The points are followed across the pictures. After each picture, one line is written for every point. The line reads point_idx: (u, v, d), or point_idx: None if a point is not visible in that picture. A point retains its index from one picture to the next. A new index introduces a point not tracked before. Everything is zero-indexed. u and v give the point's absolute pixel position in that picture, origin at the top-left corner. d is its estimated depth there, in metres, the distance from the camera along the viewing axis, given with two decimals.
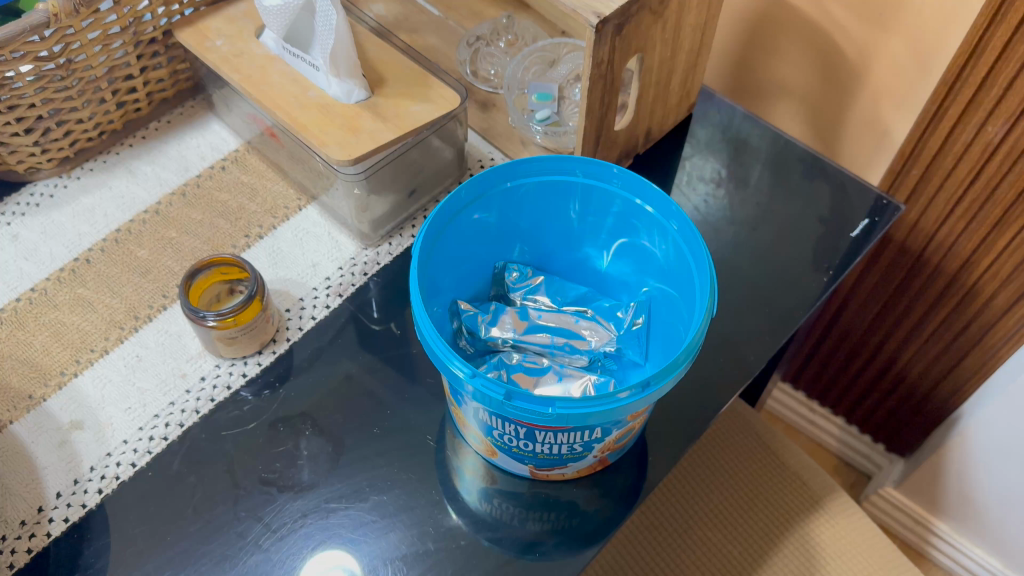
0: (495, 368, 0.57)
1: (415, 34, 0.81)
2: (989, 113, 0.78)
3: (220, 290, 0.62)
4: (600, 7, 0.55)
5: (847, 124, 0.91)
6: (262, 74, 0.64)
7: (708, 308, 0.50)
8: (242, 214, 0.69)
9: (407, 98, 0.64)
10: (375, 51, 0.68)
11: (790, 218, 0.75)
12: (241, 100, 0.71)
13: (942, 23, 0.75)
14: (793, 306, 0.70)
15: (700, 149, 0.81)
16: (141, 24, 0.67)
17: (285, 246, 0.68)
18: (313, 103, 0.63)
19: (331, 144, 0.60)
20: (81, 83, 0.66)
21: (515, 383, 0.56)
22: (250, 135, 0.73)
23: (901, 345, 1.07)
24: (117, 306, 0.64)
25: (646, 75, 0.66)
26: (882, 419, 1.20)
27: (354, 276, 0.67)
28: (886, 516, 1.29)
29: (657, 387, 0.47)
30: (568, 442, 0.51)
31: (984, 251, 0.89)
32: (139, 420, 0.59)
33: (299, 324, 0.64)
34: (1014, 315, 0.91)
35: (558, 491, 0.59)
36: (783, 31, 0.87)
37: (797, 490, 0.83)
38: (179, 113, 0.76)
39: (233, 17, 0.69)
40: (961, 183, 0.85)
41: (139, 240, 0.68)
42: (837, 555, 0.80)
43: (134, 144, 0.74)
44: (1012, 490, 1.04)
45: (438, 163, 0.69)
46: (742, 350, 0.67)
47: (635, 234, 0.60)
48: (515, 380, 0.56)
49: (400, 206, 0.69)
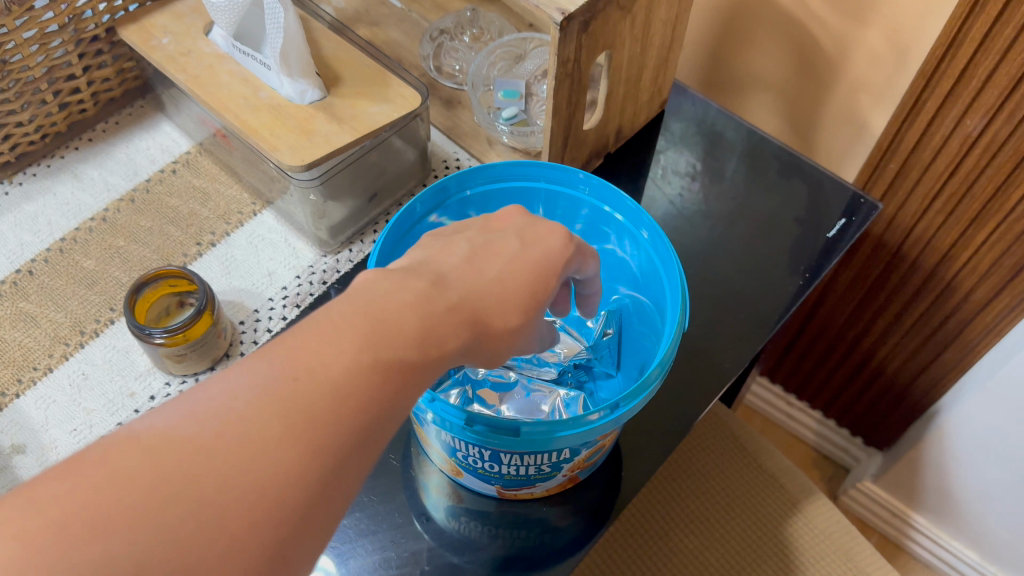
0: (459, 385, 0.53)
1: (377, 27, 0.78)
2: (966, 106, 0.76)
3: (169, 303, 0.60)
4: (563, 2, 0.52)
5: (824, 117, 0.88)
6: (210, 74, 0.61)
7: (679, 322, 0.48)
8: (194, 221, 0.66)
9: (365, 98, 0.61)
10: (331, 47, 0.65)
11: (765, 218, 0.72)
12: (190, 101, 0.68)
13: (919, 15, 0.73)
14: (770, 309, 0.67)
15: (675, 143, 0.79)
16: (81, 22, 0.63)
17: (239, 254, 0.65)
18: (264, 104, 0.59)
19: (283, 148, 0.57)
20: (18, 85, 0.62)
21: (482, 402, 0.53)
22: (202, 137, 0.70)
23: (880, 338, 1.05)
24: (62, 320, 0.61)
25: (615, 72, 0.63)
26: (861, 413, 1.19)
27: (312, 285, 0.63)
28: (865, 510, 1.28)
29: (627, 408, 0.45)
30: (535, 463, 0.49)
31: (963, 245, 0.87)
32: (85, 443, 0.56)
33: (254, 337, 0.61)
34: (993, 309, 0.89)
35: (528, 508, 0.57)
36: (757, 23, 0.84)
37: (775, 494, 0.81)
38: (127, 113, 0.72)
39: (180, 13, 0.65)
40: (940, 177, 0.83)
41: (86, 250, 0.64)
42: (817, 559, 0.78)
43: (80, 147, 0.70)
44: (991, 483, 1.03)
45: (400, 165, 0.66)
46: (717, 356, 0.65)
47: (606, 239, 0.58)
48: (482, 397, 0.53)
49: (360, 211, 0.66)
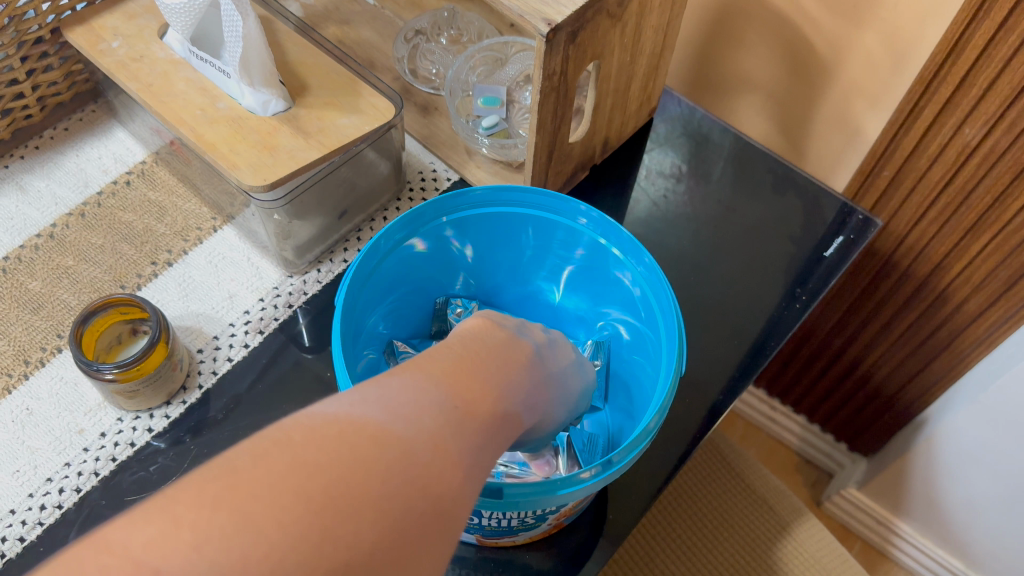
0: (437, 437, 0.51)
1: (347, 26, 0.73)
2: (965, 115, 0.70)
3: (121, 331, 0.55)
4: (550, 12, 0.48)
5: (814, 123, 0.84)
6: (164, 82, 0.56)
7: (677, 366, 0.45)
8: (149, 237, 0.61)
9: (334, 109, 0.57)
10: (296, 52, 0.60)
11: (758, 235, 0.69)
12: (143, 110, 0.63)
13: (919, 20, 0.67)
14: (763, 333, 0.64)
15: (661, 144, 0.75)
16: (22, 22, 0.58)
17: (197, 274, 0.60)
18: (223, 116, 0.55)
19: (244, 166, 0.52)
20: None
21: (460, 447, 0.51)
22: (158, 146, 0.65)
23: (866, 347, 1.01)
24: (4, 348, 0.56)
25: (603, 82, 0.59)
26: (845, 420, 1.16)
27: (277, 309, 0.59)
28: (849, 516, 1.26)
29: (619, 467, 0.42)
30: (517, 517, 0.45)
31: (956, 257, 0.82)
32: (28, 486, 0.51)
33: (213, 367, 0.56)
34: (986, 322, 0.84)
35: (507, 555, 0.53)
36: (747, 21, 0.79)
37: (764, 516, 0.79)
38: (78, 118, 0.68)
39: (133, 14, 0.60)
40: (935, 186, 0.78)
41: (31, 269, 0.59)
42: None
43: (26, 155, 0.65)
44: (979, 496, 1.01)
45: (372, 179, 0.62)
46: (708, 386, 0.61)
47: (595, 267, 0.55)
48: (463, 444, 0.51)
49: (328, 229, 0.61)
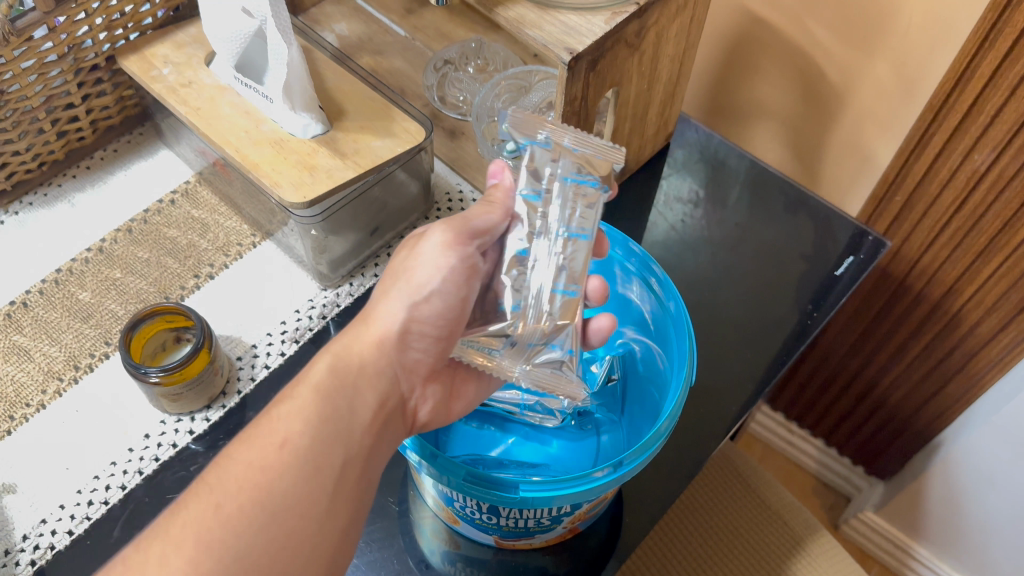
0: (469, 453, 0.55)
1: (380, 56, 0.77)
2: (974, 142, 0.72)
3: (166, 338, 0.58)
4: (572, 42, 0.51)
5: (828, 151, 0.86)
6: (211, 106, 0.60)
7: (687, 374, 0.48)
8: (192, 252, 0.65)
9: (368, 132, 0.60)
10: (334, 79, 0.64)
11: (772, 254, 0.72)
12: (189, 132, 0.67)
13: (927, 49, 0.70)
14: (774, 348, 0.66)
15: (678, 170, 0.78)
16: (81, 51, 0.63)
17: (238, 287, 0.64)
18: (266, 138, 0.59)
19: (285, 184, 0.56)
20: (16, 114, 0.62)
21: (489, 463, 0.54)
22: (201, 167, 0.69)
23: (880, 371, 1.03)
24: (56, 354, 0.60)
25: (622, 108, 0.63)
26: (861, 442, 1.17)
27: (311, 320, 0.62)
28: (865, 539, 1.27)
29: (632, 466, 0.44)
30: (535, 516, 0.48)
31: (967, 280, 0.84)
32: (77, 483, 0.54)
33: (251, 374, 0.60)
34: (999, 345, 0.85)
35: (525, 557, 0.55)
36: (763, 51, 0.82)
37: (780, 532, 0.81)
38: (126, 140, 0.72)
39: (182, 43, 0.65)
40: (945, 212, 0.80)
41: (81, 281, 0.63)
42: None
43: (78, 175, 0.69)
44: (995, 518, 1.01)
45: (402, 198, 0.65)
46: (721, 400, 0.64)
47: (612, 283, 0.58)
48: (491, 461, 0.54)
49: (361, 245, 0.65)
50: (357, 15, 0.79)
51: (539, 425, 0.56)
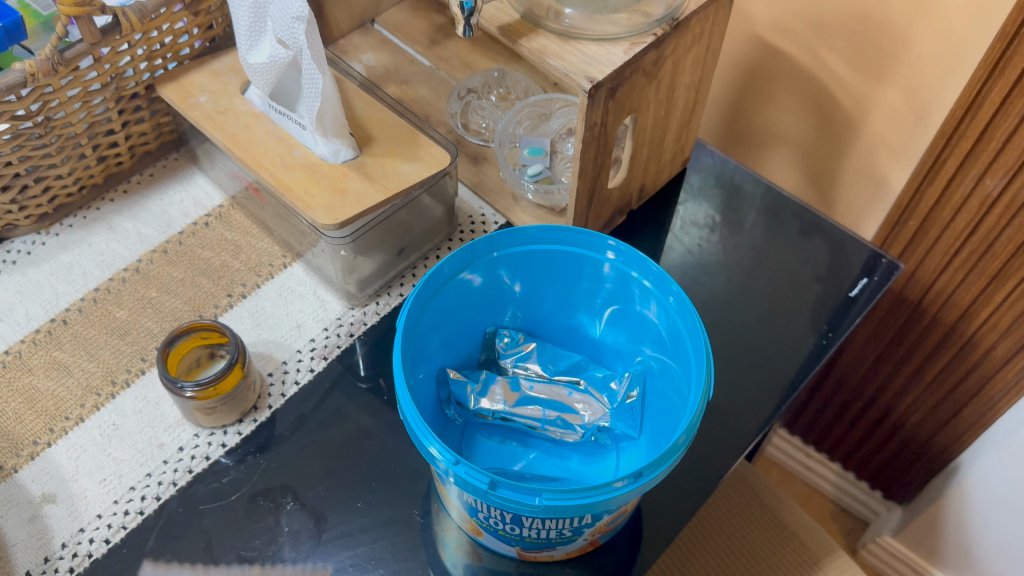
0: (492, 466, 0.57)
1: (406, 85, 0.80)
2: (986, 166, 0.74)
3: (200, 355, 0.61)
4: (593, 71, 0.54)
5: (842, 177, 0.88)
6: (246, 133, 0.63)
7: (704, 390, 0.49)
8: (225, 273, 0.68)
9: (396, 157, 0.63)
10: (363, 107, 0.67)
11: (787, 276, 0.73)
12: (224, 157, 0.69)
13: (937, 77, 0.72)
14: (790, 368, 0.68)
15: (694, 195, 0.80)
16: (123, 79, 0.66)
17: (269, 305, 0.66)
18: (299, 163, 0.61)
19: (317, 207, 0.58)
20: (59, 140, 0.65)
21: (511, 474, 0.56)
22: (234, 190, 0.72)
23: (896, 395, 1.03)
24: (94, 370, 0.62)
25: (640, 134, 0.65)
26: (878, 467, 1.18)
27: (339, 337, 0.65)
28: (883, 564, 1.27)
29: (651, 476, 0.46)
30: (557, 527, 0.49)
31: (982, 304, 0.85)
32: (114, 493, 0.56)
33: (282, 390, 0.62)
34: (1014, 367, 0.86)
35: (547, 570, 0.57)
36: (777, 79, 0.85)
37: (796, 552, 0.82)
38: (161, 166, 0.75)
39: (217, 72, 0.68)
40: (959, 236, 0.81)
41: (118, 300, 0.66)
42: None
43: (115, 198, 0.72)
44: (1013, 543, 1.01)
45: (428, 221, 0.68)
46: (738, 418, 0.65)
47: (630, 302, 0.59)
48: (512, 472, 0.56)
49: (388, 265, 0.67)
50: (383, 46, 0.82)
51: (560, 441, 0.58)
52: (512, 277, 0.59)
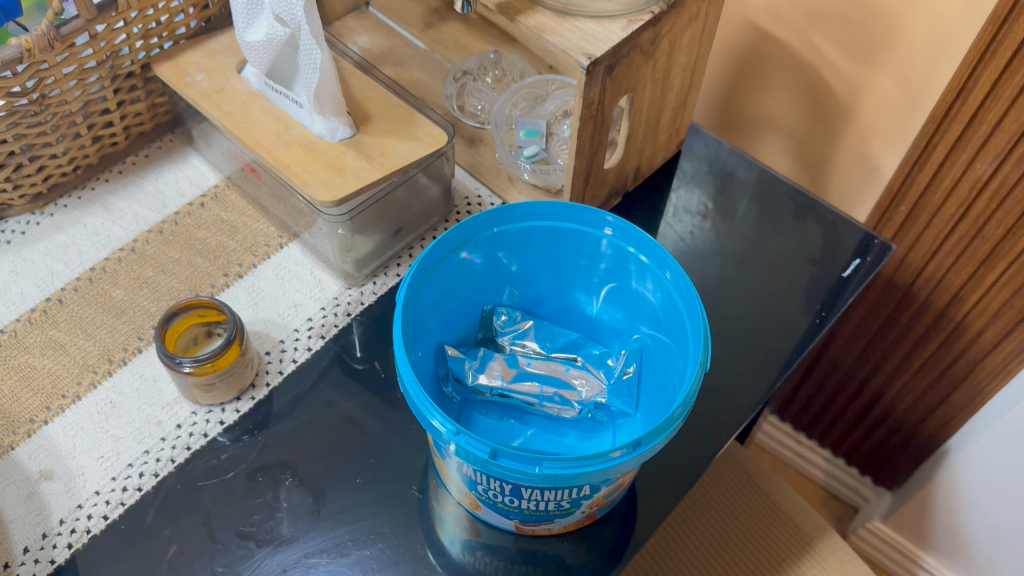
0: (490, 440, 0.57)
1: (401, 67, 0.80)
2: (976, 151, 0.75)
3: (198, 333, 0.61)
4: (590, 47, 0.54)
5: (833, 163, 0.88)
6: (243, 111, 0.63)
7: (702, 362, 0.50)
8: (221, 253, 0.68)
9: (393, 136, 0.63)
10: (359, 87, 0.67)
11: (780, 256, 0.74)
12: (220, 136, 0.69)
13: (927, 62, 0.73)
14: (784, 348, 0.68)
15: (687, 181, 0.80)
16: (118, 58, 0.66)
17: (266, 285, 0.66)
18: (296, 141, 0.62)
19: (315, 184, 0.59)
20: (55, 118, 0.65)
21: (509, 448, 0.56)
22: (230, 171, 0.72)
23: (886, 381, 1.04)
24: (90, 348, 0.62)
25: (636, 114, 0.65)
26: (868, 454, 1.19)
27: (336, 316, 0.65)
28: (873, 549, 1.29)
29: (649, 446, 0.46)
30: (555, 499, 0.50)
31: (971, 288, 0.85)
32: (112, 470, 0.56)
33: (279, 368, 0.62)
34: (1003, 351, 0.87)
35: (545, 544, 0.57)
36: (770, 64, 0.85)
37: (790, 534, 0.83)
38: (157, 147, 0.75)
39: (214, 52, 0.68)
40: (949, 220, 0.82)
41: (114, 279, 0.65)
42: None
43: (110, 178, 0.72)
44: (1002, 526, 1.02)
45: (424, 201, 0.68)
46: (733, 396, 0.65)
47: (627, 279, 0.59)
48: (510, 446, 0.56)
49: (384, 245, 0.67)
50: (378, 29, 0.82)
51: (557, 417, 0.59)
52: (510, 254, 0.60)
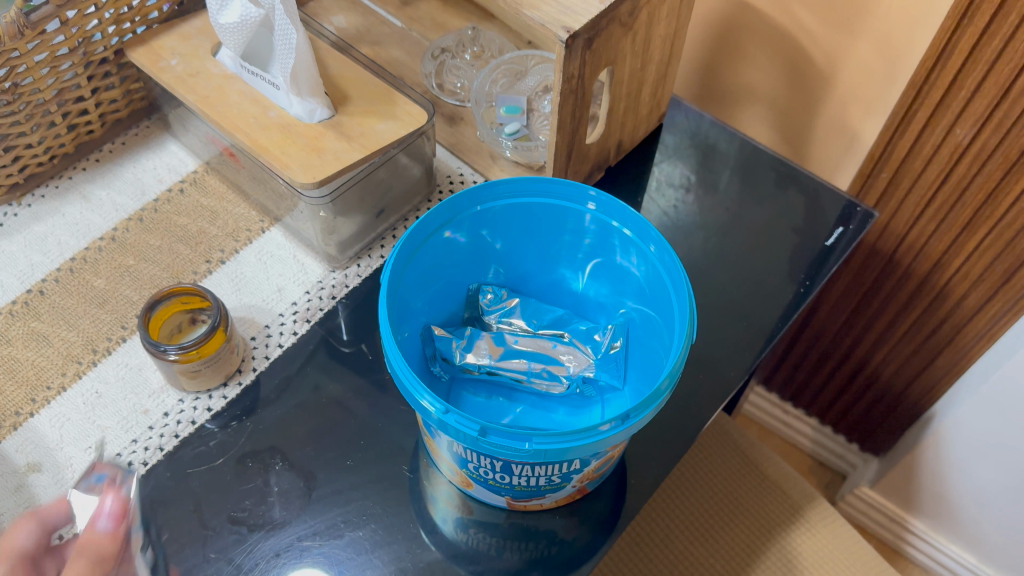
0: None
1: (378, 46, 0.79)
2: (956, 116, 0.75)
3: (182, 320, 0.60)
4: (568, 21, 0.54)
5: (813, 132, 0.88)
6: (219, 94, 0.63)
7: (688, 333, 0.50)
8: (203, 239, 0.67)
9: (372, 116, 0.62)
10: (336, 67, 0.66)
11: (763, 225, 0.74)
12: (198, 121, 0.69)
13: (906, 30, 0.72)
14: (770, 316, 0.68)
15: (670, 155, 0.79)
16: (91, 44, 0.65)
17: (248, 270, 0.66)
18: (274, 123, 0.61)
19: (295, 166, 0.58)
20: (28, 107, 0.64)
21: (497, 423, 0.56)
22: (208, 156, 0.71)
23: (870, 349, 1.05)
24: (74, 339, 0.61)
25: (616, 88, 0.65)
26: (854, 420, 1.20)
27: (321, 300, 0.65)
28: (863, 516, 1.30)
29: (638, 419, 0.46)
30: (545, 474, 0.50)
31: (954, 254, 0.85)
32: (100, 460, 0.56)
33: (265, 353, 0.62)
34: (986, 314, 0.87)
35: (537, 520, 0.57)
36: (748, 35, 0.84)
37: (778, 498, 0.86)
38: (133, 134, 0.74)
39: (188, 35, 0.67)
40: (930, 186, 0.82)
41: (95, 269, 0.65)
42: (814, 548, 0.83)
43: (87, 167, 0.71)
44: (988, 488, 1.04)
45: (406, 181, 0.67)
46: (720, 367, 0.66)
47: (611, 253, 0.59)
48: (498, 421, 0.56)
49: (367, 227, 0.67)
50: (354, 8, 0.82)
51: (545, 393, 0.59)
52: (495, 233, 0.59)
